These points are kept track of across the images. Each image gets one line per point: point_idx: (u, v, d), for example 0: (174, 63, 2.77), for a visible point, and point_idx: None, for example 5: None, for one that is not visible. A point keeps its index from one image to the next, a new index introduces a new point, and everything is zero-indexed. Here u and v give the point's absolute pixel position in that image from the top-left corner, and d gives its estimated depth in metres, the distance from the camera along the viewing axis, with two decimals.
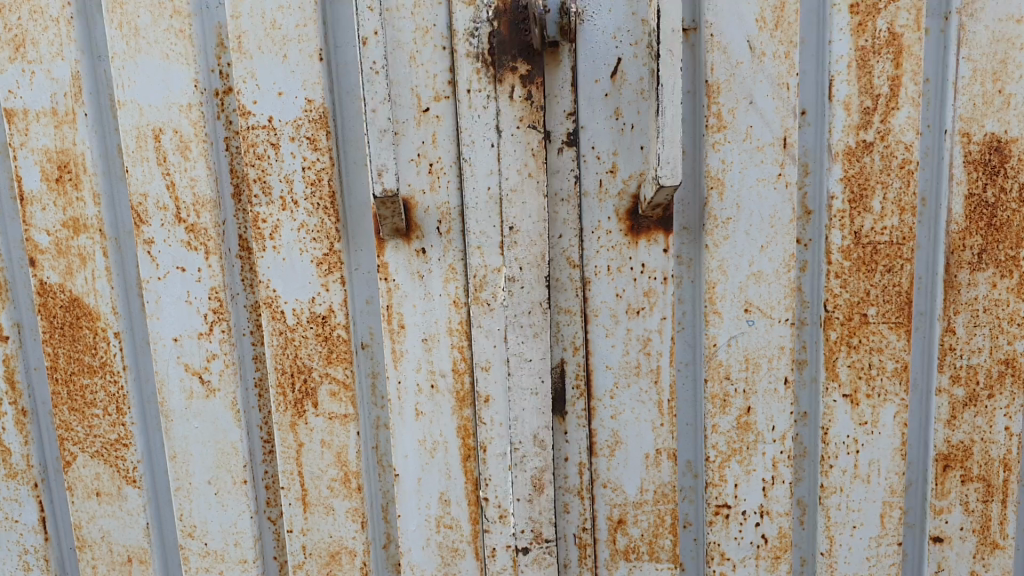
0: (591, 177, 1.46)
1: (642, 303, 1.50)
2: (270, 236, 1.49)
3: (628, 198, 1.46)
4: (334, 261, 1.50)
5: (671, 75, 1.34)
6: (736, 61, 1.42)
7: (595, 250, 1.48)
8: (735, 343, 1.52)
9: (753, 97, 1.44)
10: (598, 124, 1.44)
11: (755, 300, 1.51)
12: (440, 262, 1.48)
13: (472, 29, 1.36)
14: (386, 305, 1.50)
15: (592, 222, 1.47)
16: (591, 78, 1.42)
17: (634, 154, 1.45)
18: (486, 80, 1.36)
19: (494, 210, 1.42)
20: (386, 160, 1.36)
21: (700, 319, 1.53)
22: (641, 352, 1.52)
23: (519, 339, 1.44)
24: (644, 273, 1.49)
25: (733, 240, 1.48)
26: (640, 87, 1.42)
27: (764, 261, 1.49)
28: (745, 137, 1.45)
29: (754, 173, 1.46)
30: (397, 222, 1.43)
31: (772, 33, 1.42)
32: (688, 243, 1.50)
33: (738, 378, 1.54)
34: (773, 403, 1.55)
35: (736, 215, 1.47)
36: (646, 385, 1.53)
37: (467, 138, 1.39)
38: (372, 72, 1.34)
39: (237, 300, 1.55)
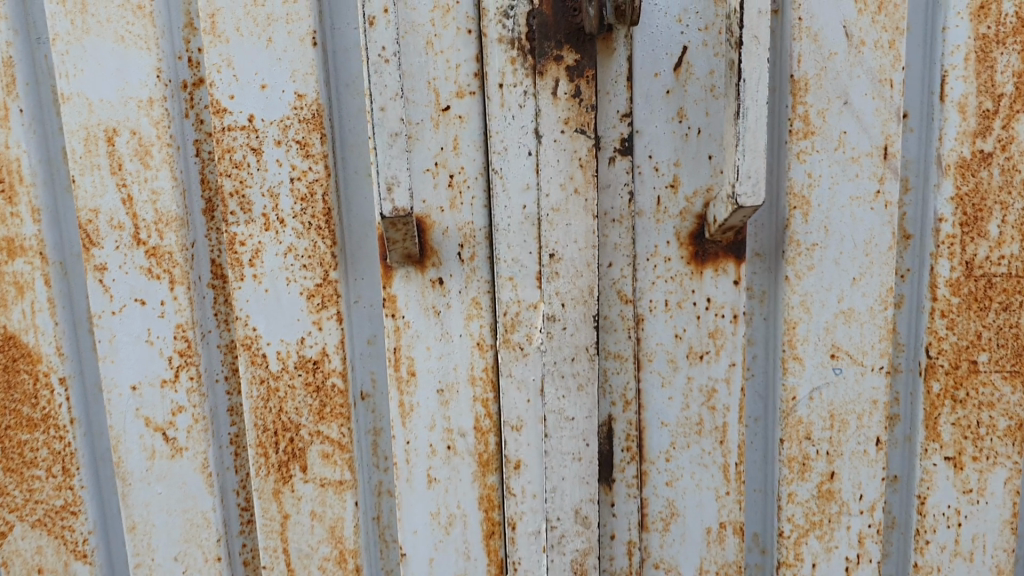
0: (647, 192, 1.19)
1: (707, 347, 1.23)
2: (250, 262, 1.21)
3: (692, 218, 1.19)
4: (329, 294, 1.21)
5: (756, 68, 1.07)
6: (829, 52, 1.15)
7: (651, 281, 1.21)
8: (819, 396, 1.25)
9: (849, 96, 1.16)
10: (657, 128, 1.16)
11: (844, 344, 1.24)
12: (460, 295, 1.20)
13: (505, 9, 1.08)
14: (393, 348, 1.22)
15: (646, 247, 1.20)
16: (650, 70, 1.14)
17: (700, 164, 1.17)
18: (523, 72, 1.09)
19: (531, 233, 1.15)
20: (398, 170, 1.08)
21: (775, 365, 1.26)
22: (704, 406, 1.25)
23: (558, 395, 1.17)
24: (710, 310, 1.22)
25: (820, 271, 1.21)
26: (710, 82, 1.15)
27: (856, 297, 1.22)
28: (837, 145, 1.18)
29: (847, 189, 1.19)
30: (410, 247, 1.16)
31: (874, 17, 1.15)
32: (761, 272, 1.23)
33: (821, 440, 1.27)
34: (864, 470, 1.28)
35: (824, 240, 1.20)
36: (709, 446, 1.26)
37: (498, 144, 1.12)
38: (382, 61, 1.05)
39: (209, 340, 1.27)
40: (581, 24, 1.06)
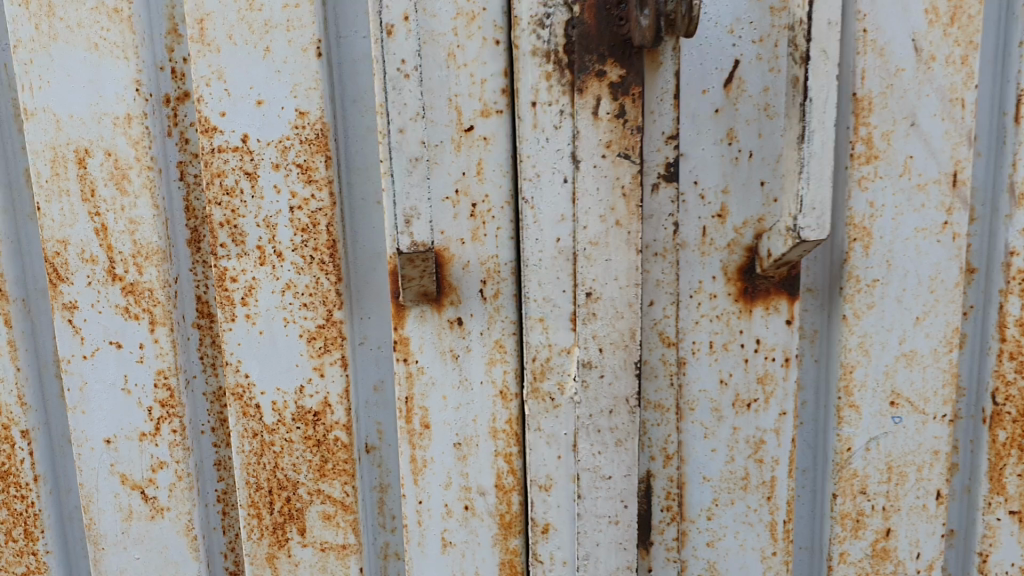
0: (691, 223, 1.06)
1: (755, 394, 1.10)
2: (242, 301, 1.07)
3: (741, 251, 1.06)
4: (333, 336, 1.07)
5: (823, 86, 0.94)
6: (896, 68, 1.03)
7: (693, 321, 1.08)
8: (875, 447, 1.14)
9: (916, 117, 1.04)
10: (704, 151, 1.03)
11: (904, 390, 1.13)
12: (482, 338, 1.07)
13: (541, 16, 0.95)
14: (405, 397, 1.08)
15: (690, 283, 1.07)
16: (697, 87, 1.02)
17: (751, 191, 1.04)
18: (559, 89, 0.96)
19: (565, 269, 1.01)
20: (417, 201, 0.95)
21: (829, 414, 1.14)
22: (751, 459, 1.13)
23: (594, 452, 1.04)
24: (759, 353, 1.09)
25: (881, 309, 1.10)
26: (764, 101, 1.02)
27: (918, 338, 1.11)
28: (902, 171, 1.06)
29: (912, 221, 1.07)
30: (427, 285, 1.02)
31: (946, 29, 1.03)
32: (813, 309, 1.11)
33: (876, 493, 1.15)
34: (921, 524, 1.17)
35: (886, 276, 1.09)
36: (755, 503, 1.14)
37: (529, 170, 0.99)
38: (402, 76, 0.92)
39: (194, 388, 1.13)
40: (629, 35, 0.91)
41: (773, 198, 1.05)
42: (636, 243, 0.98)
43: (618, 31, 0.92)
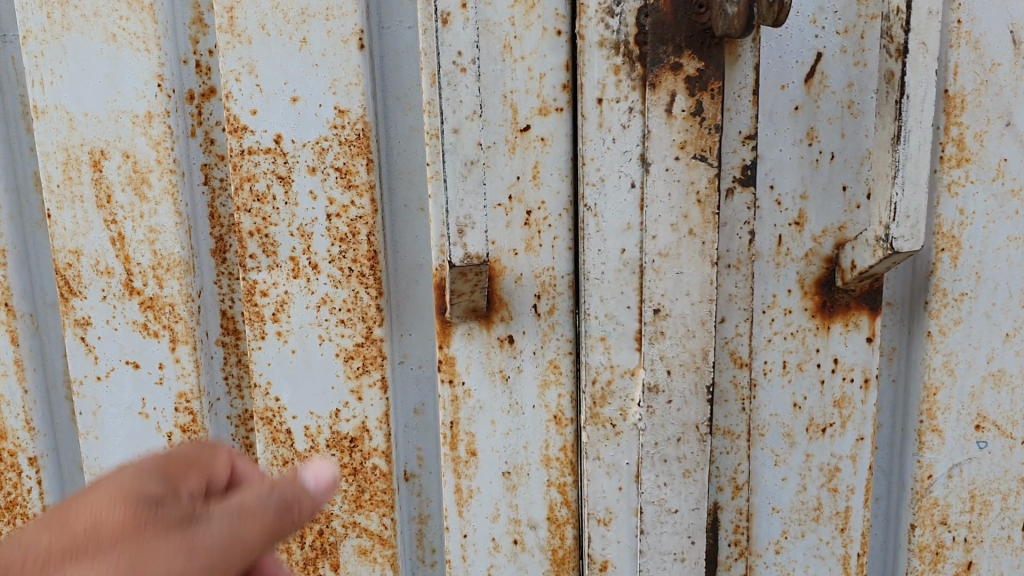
0: (766, 231, 0.97)
1: (831, 418, 1.01)
2: (273, 316, 0.97)
3: (820, 262, 0.98)
4: (373, 355, 0.98)
5: (922, 82, 0.85)
6: (991, 62, 0.94)
7: (766, 338, 0.99)
8: (958, 474, 1.05)
9: (1012, 116, 0.96)
10: (781, 153, 0.94)
11: (991, 413, 1.04)
12: (535, 357, 0.98)
13: (610, 4, 0.86)
14: (451, 422, 0.99)
15: (763, 297, 0.98)
16: (775, 81, 0.93)
17: (832, 197, 0.96)
18: (628, 84, 0.88)
19: (630, 283, 0.93)
20: (472, 209, 0.87)
21: (910, 439, 1.04)
22: (824, 488, 1.04)
23: (659, 483, 0.95)
24: (837, 373, 1.00)
25: (969, 324, 1.01)
26: (848, 97, 0.93)
27: (1008, 356, 1.02)
28: (996, 175, 0.97)
29: (1005, 229, 0.99)
30: (478, 300, 0.93)
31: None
32: (892, 325, 1.02)
33: (958, 524, 1.07)
34: (1007, 555, 1.09)
35: (975, 289, 1.00)
36: (828, 535, 1.05)
37: (592, 174, 0.90)
38: (458, 70, 0.83)
39: (217, 411, 1.04)
40: (709, 24, 0.83)
41: (856, 204, 0.96)
42: (711, 254, 0.90)
43: (697, 20, 0.84)
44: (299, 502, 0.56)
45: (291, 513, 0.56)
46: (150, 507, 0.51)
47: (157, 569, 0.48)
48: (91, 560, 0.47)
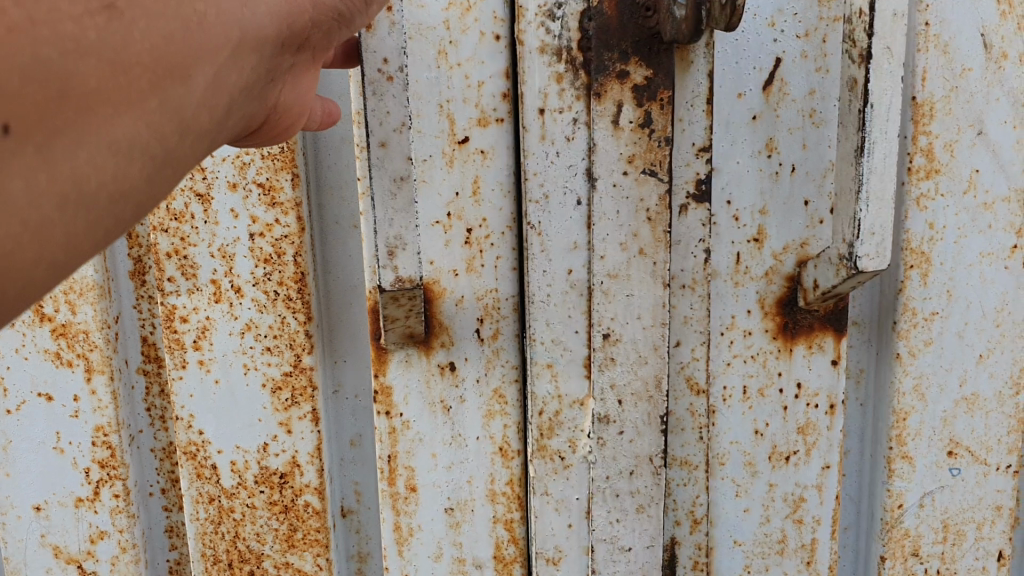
0: (724, 248, 0.91)
1: (795, 446, 0.96)
2: (194, 343, 0.92)
3: (781, 281, 0.92)
4: (302, 385, 0.93)
5: (888, 90, 0.80)
6: (961, 67, 0.90)
7: (725, 362, 0.93)
8: (930, 503, 1.02)
9: (983, 124, 0.92)
10: (739, 165, 0.88)
11: (964, 439, 1.00)
12: (478, 387, 0.92)
13: (551, 6, 0.79)
14: (388, 456, 0.93)
15: (721, 319, 0.92)
16: (731, 89, 0.87)
17: (793, 212, 0.90)
18: (572, 93, 0.81)
19: (578, 306, 0.86)
20: (403, 228, 0.80)
21: (880, 465, 1.00)
22: (788, 519, 0.98)
23: (611, 520, 0.89)
24: (800, 399, 0.94)
25: (940, 346, 0.96)
26: (809, 105, 0.88)
27: (982, 378, 0.98)
28: (967, 187, 0.93)
29: (977, 244, 0.95)
30: (415, 326, 0.87)
31: (1020, 22, 0.91)
32: (859, 345, 0.98)
33: (930, 556, 1.03)
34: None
35: (946, 308, 0.96)
36: (793, 569, 1.00)
37: (536, 190, 0.83)
38: (384, 77, 0.76)
39: (140, 444, 0.98)
40: (658, 29, 0.78)
41: (818, 219, 0.90)
42: (663, 274, 0.84)
43: (645, 23, 0.79)
44: None
45: None
46: None
47: None
48: None
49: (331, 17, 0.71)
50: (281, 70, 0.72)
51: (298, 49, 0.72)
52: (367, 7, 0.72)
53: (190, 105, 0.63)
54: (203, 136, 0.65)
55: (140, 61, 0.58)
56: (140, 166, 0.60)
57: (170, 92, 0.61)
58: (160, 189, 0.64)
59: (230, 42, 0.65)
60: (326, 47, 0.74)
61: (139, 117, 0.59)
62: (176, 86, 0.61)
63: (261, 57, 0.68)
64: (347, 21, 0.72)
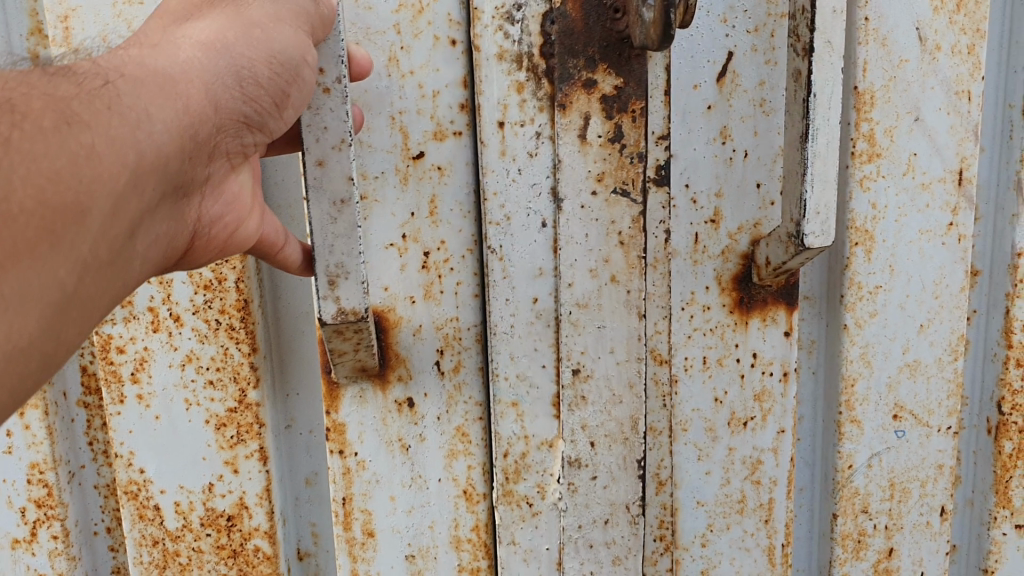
0: (682, 230, 0.91)
1: (752, 412, 0.95)
2: (132, 376, 0.89)
3: (736, 259, 0.92)
4: (248, 422, 0.91)
5: (827, 80, 0.79)
6: (899, 59, 0.90)
7: (686, 336, 0.93)
8: (878, 463, 1.01)
9: (920, 111, 0.92)
10: (696, 152, 0.89)
11: (908, 403, 1.00)
12: (439, 425, 0.90)
13: (510, 7, 0.74)
14: (343, 498, 0.91)
15: (681, 295, 0.92)
16: (687, 80, 0.87)
17: (746, 195, 0.90)
18: (535, 104, 0.75)
19: (545, 338, 0.79)
20: (344, 255, 0.74)
21: (830, 429, 1.01)
22: (748, 480, 0.97)
23: (584, 572, 0.81)
24: (756, 367, 0.94)
25: (883, 317, 0.97)
26: (760, 95, 0.88)
27: (923, 347, 0.99)
28: (906, 169, 0.94)
29: (916, 222, 0.95)
30: (366, 360, 0.85)
31: (951, 17, 0.91)
32: (810, 318, 0.99)
33: (879, 512, 1.03)
34: (926, 540, 1.05)
35: (889, 282, 0.96)
36: (753, 527, 0.98)
37: (496, 211, 0.77)
38: (321, 89, 0.71)
39: (82, 481, 0.93)
40: (627, 32, 0.70)
41: (770, 201, 0.90)
42: (638, 305, 0.75)
43: (615, 27, 0.70)
44: None
45: None
46: (251, 25, 0.70)
47: (259, 77, 0.69)
48: (218, 67, 0.68)
49: (239, 121, 0.70)
50: (196, 182, 0.69)
51: (210, 160, 0.69)
52: (279, 112, 0.71)
53: (90, 244, 0.59)
54: (111, 271, 0.62)
55: (42, 205, 0.56)
56: (45, 316, 0.58)
57: (68, 237, 0.58)
58: (69, 334, 0.60)
59: (136, 164, 0.61)
60: (242, 157, 0.73)
61: (34, 268, 0.56)
62: (73, 229, 0.58)
63: (168, 177, 0.64)
64: (262, 124, 0.71)
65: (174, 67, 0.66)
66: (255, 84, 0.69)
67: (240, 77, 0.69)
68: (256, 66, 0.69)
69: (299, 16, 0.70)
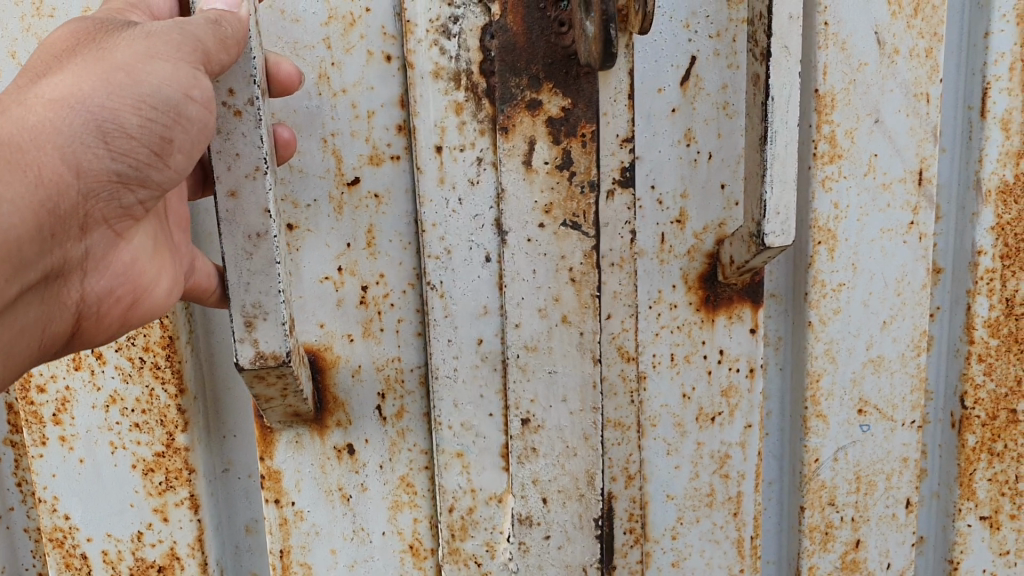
0: (647, 232, 0.84)
1: (720, 407, 0.88)
2: (57, 418, 0.89)
3: (702, 258, 0.85)
4: (175, 467, 0.88)
5: (785, 85, 0.74)
6: (858, 62, 0.84)
7: (653, 333, 0.86)
8: (844, 457, 0.94)
9: (881, 113, 0.85)
10: (660, 154, 0.82)
11: (873, 397, 0.93)
12: (382, 474, 0.83)
13: (445, 20, 0.66)
14: (280, 551, 0.85)
15: (648, 292, 0.85)
16: (651, 84, 0.80)
17: (712, 196, 0.83)
18: (475, 126, 0.68)
19: (491, 383, 0.72)
20: (263, 293, 0.69)
21: (798, 424, 0.93)
22: (716, 474, 0.90)
23: None
24: (723, 363, 0.87)
25: (848, 314, 0.90)
26: (723, 98, 0.81)
27: (886, 342, 0.91)
28: (867, 170, 0.87)
29: (878, 222, 0.88)
30: (298, 405, 0.78)
31: (909, 20, 0.84)
32: (777, 315, 0.92)
33: (845, 504, 0.95)
34: (892, 533, 0.97)
35: (851, 280, 0.89)
36: (721, 520, 0.91)
37: (436, 243, 0.70)
38: (231, 112, 0.66)
39: (12, 524, 0.98)
40: (574, 48, 0.65)
41: (735, 202, 0.84)
42: (591, 348, 0.68)
43: (560, 42, 0.65)
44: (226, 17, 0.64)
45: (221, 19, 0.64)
46: (120, 69, 0.63)
47: (130, 133, 0.64)
48: (83, 126, 0.63)
49: (113, 182, 0.65)
50: (71, 257, 0.67)
51: (85, 232, 0.66)
52: (162, 165, 0.66)
53: None
54: None
55: None
56: None
57: None
58: None
59: None
60: (131, 220, 0.69)
61: None
62: None
63: (20, 266, 0.63)
64: (142, 177, 0.66)
65: (29, 133, 0.62)
66: (124, 133, 0.64)
67: (109, 134, 0.63)
68: (123, 114, 0.63)
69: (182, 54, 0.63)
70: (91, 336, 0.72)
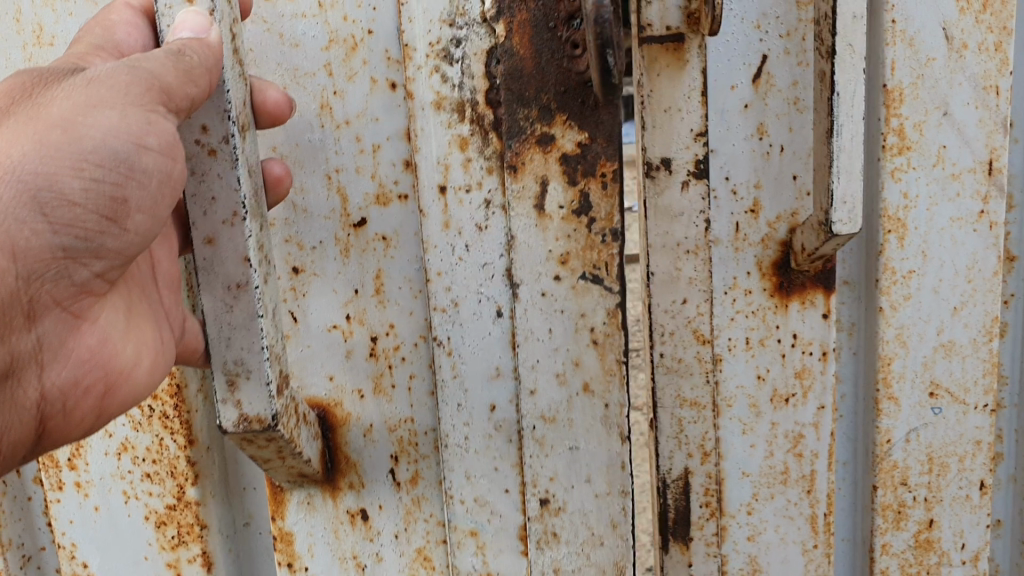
0: (722, 221, 0.73)
1: (794, 389, 0.76)
2: (70, 462, 0.83)
3: (776, 246, 0.73)
4: (187, 521, 0.82)
5: (852, 81, 0.63)
6: (925, 59, 0.72)
7: (729, 317, 0.75)
8: (916, 441, 0.80)
9: (950, 106, 0.73)
10: (734, 148, 0.71)
11: (945, 380, 0.79)
12: (398, 543, 0.75)
13: (448, 44, 0.61)
14: None
15: (722, 279, 0.74)
16: (725, 80, 0.70)
17: (787, 188, 0.72)
18: (481, 164, 0.62)
19: (507, 456, 0.66)
20: (245, 350, 0.62)
21: (869, 410, 0.80)
22: (790, 456, 0.77)
23: None
24: (796, 347, 0.75)
25: (919, 301, 0.77)
26: (792, 94, 0.70)
27: (960, 327, 0.78)
28: (938, 160, 0.74)
29: (949, 209, 0.75)
30: (302, 467, 0.70)
31: (978, 18, 0.72)
32: (849, 299, 0.79)
33: (917, 484, 0.81)
34: (965, 516, 0.82)
35: (923, 268, 0.76)
36: (795, 498, 0.78)
37: (442, 297, 0.64)
38: (205, 150, 0.59)
39: (41, 563, 0.91)
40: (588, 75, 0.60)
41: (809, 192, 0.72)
42: (615, 424, 0.64)
43: (573, 67, 0.60)
44: (188, 47, 0.57)
45: (179, 52, 0.57)
46: (55, 127, 0.58)
47: (69, 195, 0.59)
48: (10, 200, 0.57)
49: (58, 257, 0.60)
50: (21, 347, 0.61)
51: (31, 316, 0.61)
52: (115, 226, 0.61)
53: None
54: None
55: None
56: None
57: None
58: None
59: None
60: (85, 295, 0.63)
61: None
62: None
63: None
64: (95, 246, 0.61)
65: None
66: (64, 200, 0.59)
67: (44, 202, 0.58)
68: (63, 178, 0.58)
69: (133, 97, 0.57)
70: (63, 436, 0.65)
